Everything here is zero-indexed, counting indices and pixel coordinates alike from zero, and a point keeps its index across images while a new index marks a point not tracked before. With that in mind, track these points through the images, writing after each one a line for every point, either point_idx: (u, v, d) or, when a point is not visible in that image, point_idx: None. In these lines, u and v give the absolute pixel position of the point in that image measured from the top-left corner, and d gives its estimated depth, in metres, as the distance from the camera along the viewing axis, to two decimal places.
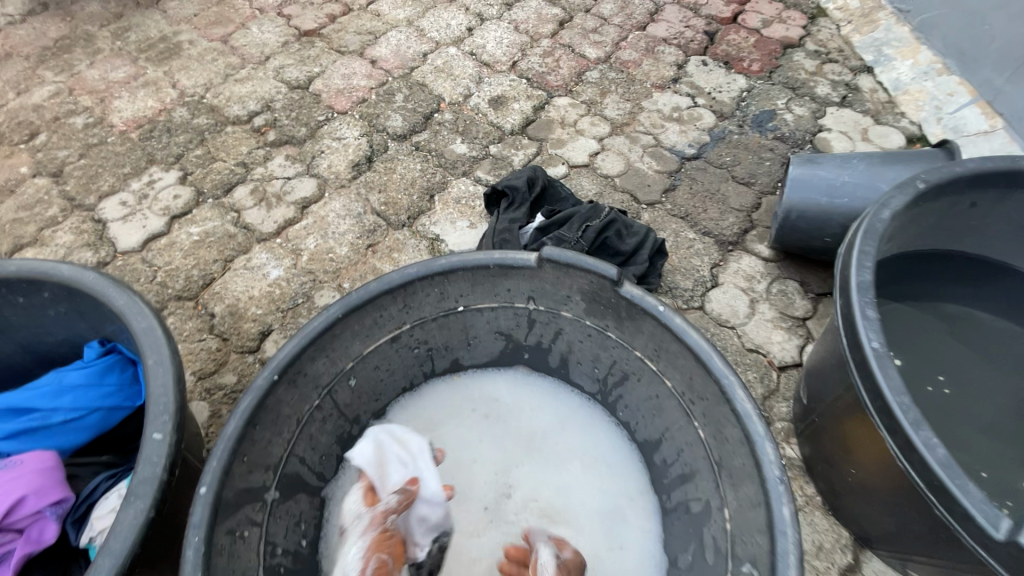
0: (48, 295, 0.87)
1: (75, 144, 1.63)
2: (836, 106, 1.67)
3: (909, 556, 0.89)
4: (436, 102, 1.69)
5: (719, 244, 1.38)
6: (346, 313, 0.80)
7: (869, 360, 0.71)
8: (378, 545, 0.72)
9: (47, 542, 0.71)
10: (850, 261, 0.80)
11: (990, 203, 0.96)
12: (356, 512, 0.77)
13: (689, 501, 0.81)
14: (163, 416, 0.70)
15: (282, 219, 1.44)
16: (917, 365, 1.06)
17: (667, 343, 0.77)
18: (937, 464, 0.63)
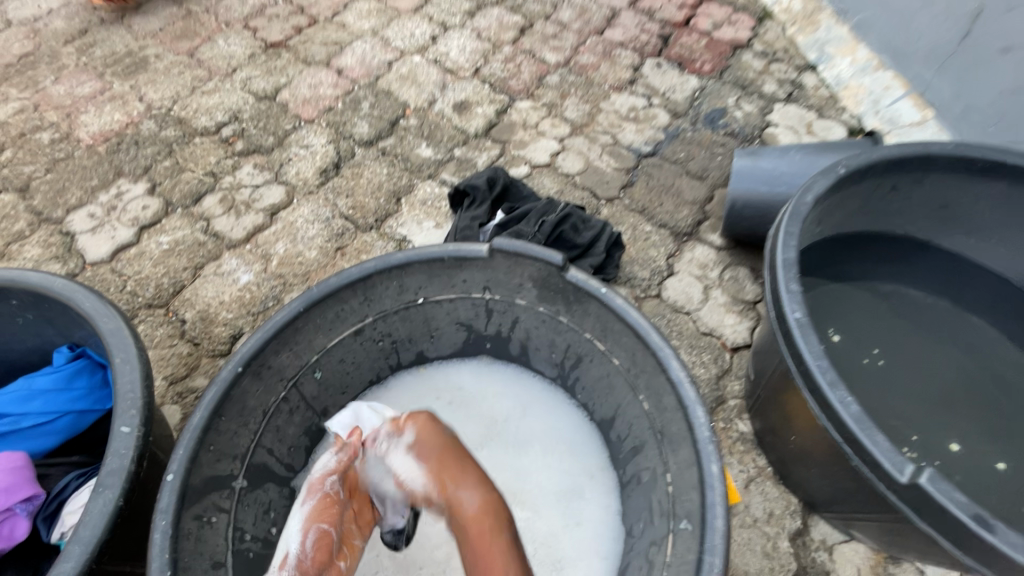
0: (15, 303, 0.90)
1: (41, 159, 1.64)
2: (783, 102, 1.76)
3: (849, 518, 0.95)
4: (402, 109, 1.74)
5: (675, 235, 1.45)
6: (307, 308, 0.83)
7: (793, 329, 0.77)
8: (321, 510, 0.81)
9: (19, 539, 0.74)
10: (777, 242, 0.86)
11: (908, 186, 1.04)
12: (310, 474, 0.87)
13: (640, 472, 0.86)
14: (131, 410, 0.72)
15: (251, 226, 1.47)
16: (855, 340, 1.13)
17: (611, 322, 0.83)
18: (849, 418, 0.68)
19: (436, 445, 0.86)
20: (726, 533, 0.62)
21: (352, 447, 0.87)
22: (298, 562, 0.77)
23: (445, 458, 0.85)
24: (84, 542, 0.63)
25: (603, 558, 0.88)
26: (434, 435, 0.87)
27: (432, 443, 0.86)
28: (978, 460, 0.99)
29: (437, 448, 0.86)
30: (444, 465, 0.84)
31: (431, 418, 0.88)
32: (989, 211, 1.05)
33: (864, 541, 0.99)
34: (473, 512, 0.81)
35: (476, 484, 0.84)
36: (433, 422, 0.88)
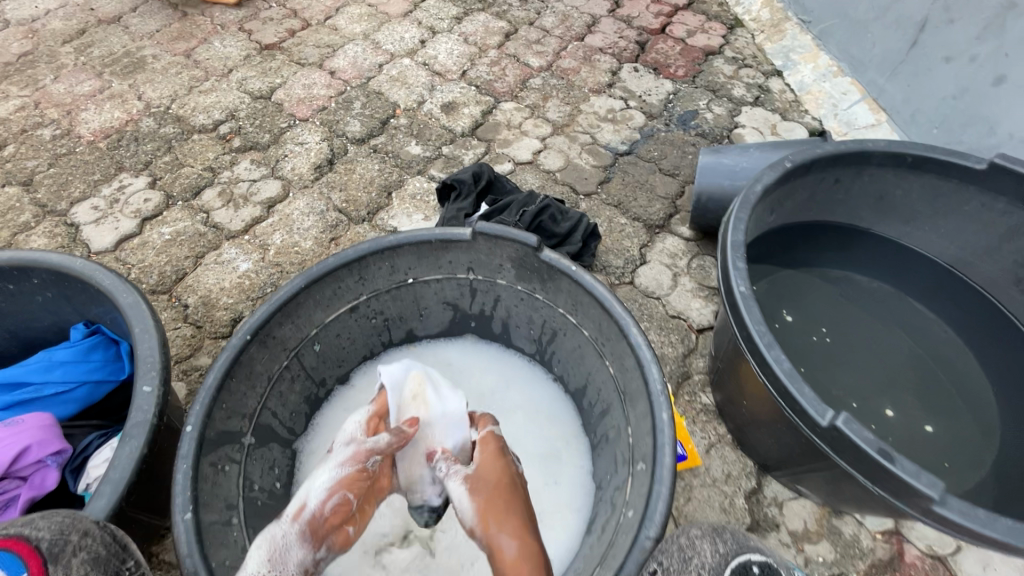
0: (37, 281, 0.98)
1: (44, 154, 1.71)
2: (750, 105, 1.88)
3: (797, 474, 1.07)
4: (392, 109, 1.84)
5: (648, 227, 1.56)
6: (308, 284, 0.92)
7: (738, 301, 0.88)
8: (354, 480, 0.78)
9: (48, 488, 0.86)
10: (728, 226, 0.98)
11: (850, 179, 1.16)
12: (349, 440, 0.85)
13: (608, 431, 0.96)
14: (152, 372, 0.82)
15: (249, 217, 1.56)
16: (806, 320, 1.25)
17: (580, 297, 0.93)
18: (782, 373, 0.80)
19: (497, 474, 0.80)
20: (672, 467, 0.72)
21: (407, 435, 0.85)
22: (314, 519, 0.74)
23: (501, 490, 0.78)
24: (115, 482, 0.75)
25: (578, 512, 0.97)
26: (497, 465, 0.82)
27: (493, 470, 0.81)
28: (911, 424, 1.10)
29: (498, 478, 0.80)
30: (496, 501, 0.76)
31: (498, 449, 0.85)
32: (921, 202, 1.18)
33: (810, 496, 1.10)
34: (510, 560, 0.70)
35: (520, 532, 0.73)
36: (500, 453, 0.84)
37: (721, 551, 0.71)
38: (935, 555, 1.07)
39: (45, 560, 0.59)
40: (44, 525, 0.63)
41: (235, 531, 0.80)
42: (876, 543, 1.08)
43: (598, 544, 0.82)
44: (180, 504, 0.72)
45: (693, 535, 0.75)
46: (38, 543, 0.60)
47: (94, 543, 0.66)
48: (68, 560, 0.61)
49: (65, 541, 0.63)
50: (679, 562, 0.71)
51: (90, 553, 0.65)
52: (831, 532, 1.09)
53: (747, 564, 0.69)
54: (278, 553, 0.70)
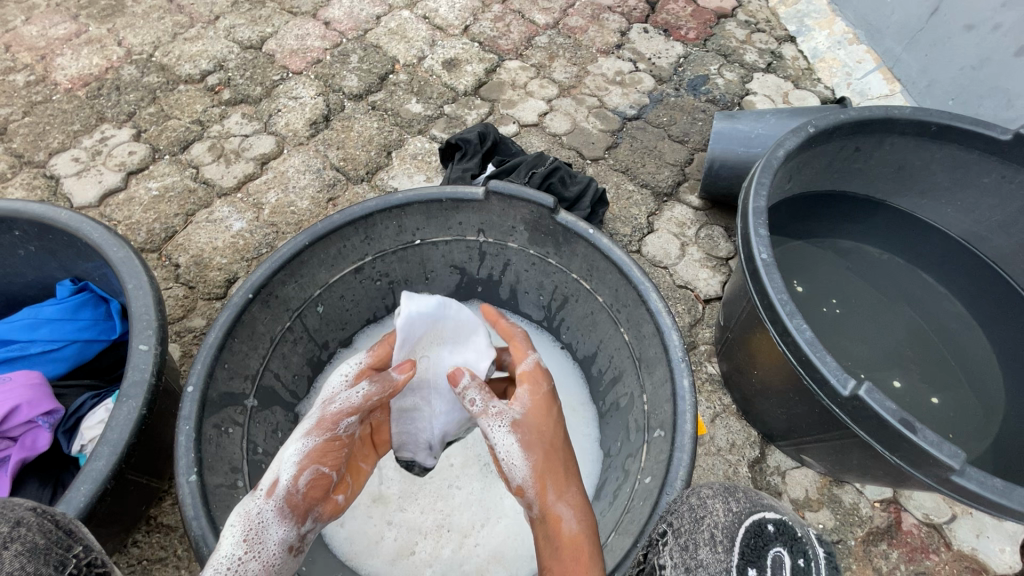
0: (18, 234, 0.92)
1: (18, 102, 1.59)
2: (762, 72, 1.82)
3: (802, 444, 1.07)
4: (391, 64, 1.74)
5: (656, 195, 1.52)
6: (312, 242, 0.87)
7: (759, 269, 0.86)
8: (325, 451, 0.72)
9: (41, 449, 0.82)
10: (750, 191, 0.94)
11: (871, 148, 1.13)
12: (327, 399, 0.77)
13: (619, 398, 0.95)
14: (147, 330, 0.78)
15: (242, 174, 1.48)
16: (816, 291, 1.23)
17: (597, 262, 0.91)
18: (804, 342, 0.79)
19: (545, 431, 0.74)
20: (693, 435, 0.71)
21: (393, 386, 0.77)
22: (290, 496, 0.68)
23: (551, 453, 0.73)
24: (114, 443, 0.72)
25: (585, 479, 0.95)
26: (546, 422, 0.75)
27: (539, 425, 0.74)
28: (916, 397, 1.11)
29: (545, 438, 0.74)
30: (550, 464, 0.72)
31: (548, 396, 0.77)
32: (940, 173, 1.15)
33: (813, 466, 1.11)
34: (570, 535, 0.67)
35: (577, 501, 0.71)
36: (551, 404, 0.77)
37: (734, 509, 0.52)
38: (931, 523, 1.09)
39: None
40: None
41: (241, 494, 0.77)
42: (874, 511, 1.10)
43: (610, 510, 0.83)
44: (184, 467, 0.69)
45: (701, 493, 0.56)
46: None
47: (28, 534, 0.43)
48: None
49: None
50: (689, 524, 0.54)
51: (23, 545, 0.42)
52: (832, 500, 1.11)
53: (761, 523, 0.50)
54: (255, 531, 0.64)
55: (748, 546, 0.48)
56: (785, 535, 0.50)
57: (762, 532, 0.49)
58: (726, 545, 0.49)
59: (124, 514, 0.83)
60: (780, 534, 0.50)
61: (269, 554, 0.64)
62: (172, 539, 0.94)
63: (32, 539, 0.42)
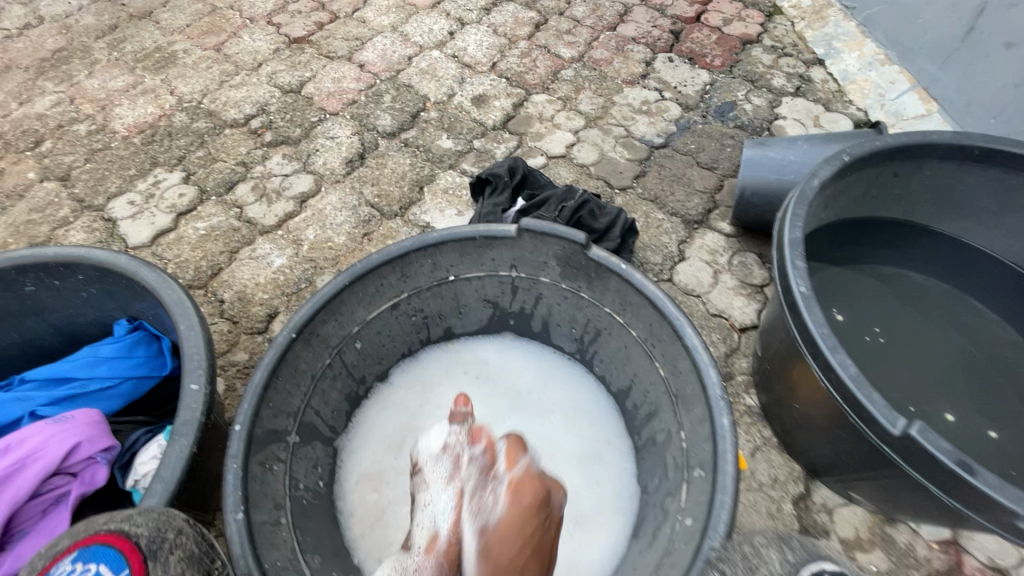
0: (82, 277, 0.99)
1: (80, 149, 1.72)
2: (791, 96, 1.81)
3: (849, 481, 1.02)
4: (422, 102, 1.81)
5: (686, 223, 1.51)
6: (352, 281, 0.91)
7: (798, 301, 0.85)
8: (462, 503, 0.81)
9: (98, 484, 0.86)
10: (785, 222, 0.93)
11: (910, 172, 1.11)
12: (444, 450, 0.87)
13: (654, 434, 0.93)
14: (198, 369, 0.83)
15: (282, 212, 1.55)
16: (858, 319, 1.19)
17: (630, 296, 0.92)
18: (848, 378, 0.76)
19: (512, 544, 0.72)
20: (735, 475, 0.69)
21: (463, 415, 0.90)
22: (449, 549, 0.77)
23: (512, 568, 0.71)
24: (166, 481, 0.75)
25: (622, 516, 0.93)
26: (514, 541, 0.72)
27: (510, 532, 0.73)
28: (973, 431, 1.05)
29: (505, 555, 0.72)
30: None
31: (531, 505, 0.74)
32: (986, 196, 1.11)
33: (862, 503, 1.06)
34: None
35: None
36: (533, 512, 0.74)
37: (790, 560, 0.62)
38: (997, 567, 1.02)
39: (145, 560, 0.61)
40: (140, 521, 0.65)
41: (284, 531, 0.79)
42: (933, 552, 1.03)
43: (649, 552, 0.80)
44: (231, 504, 0.72)
45: (756, 541, 0.66)
46: (139, 540, 0.62)
47: (185, 541, 0.66)
48: (166, 557, 0.63)
49: (161, 539, 0.64)
50: (745, 573, 0.62)
51: (183, 551, 0.65)
52: (886, 541, 1.05)
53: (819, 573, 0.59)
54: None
55: None
56: None
57: None
58: None
59: None
60: None
61: None
62: None
63: (186, 544, 0.66)
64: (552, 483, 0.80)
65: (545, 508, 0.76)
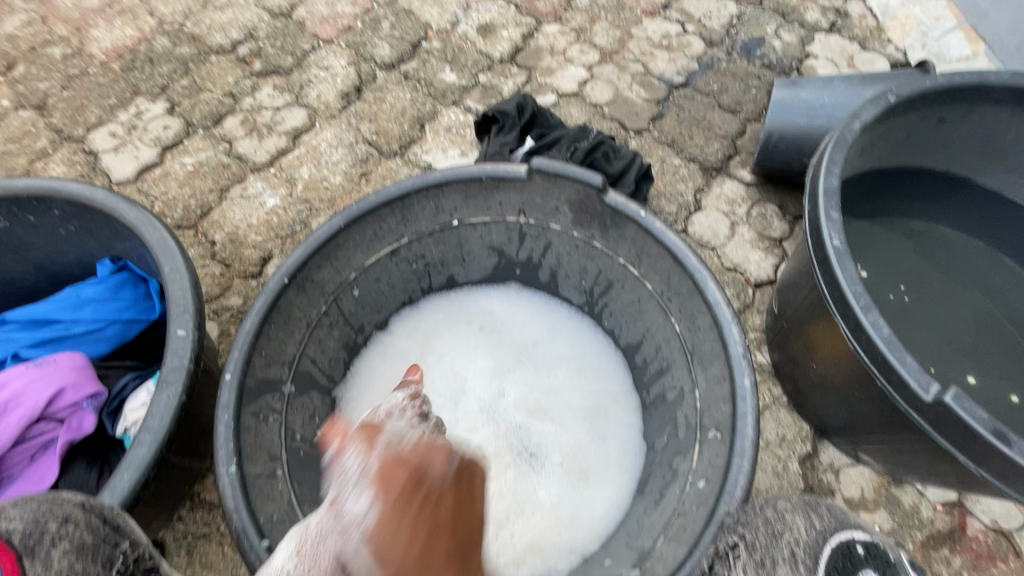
0: (58, 213, 0.92)
1: (55, 75, 1.59)
2: (825, 32, 1.66)
3: (858, 441, 1.00)
4: (423, 30, 1.66)
5: (704, 170, 1.42)
6: (348, 224, 0.85)
7: (830, 257, 0.79)
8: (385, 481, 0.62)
9: (86, 431, 0.85)
10: (820, 169, 0.86)
11: (956, 118, 1.02)
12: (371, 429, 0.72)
13: (665, 391, 0.90)
14: (184, 314, 0.78)
15: (274, 149, 1.46)
16: (884, 276, 1.13)
17: (648, 247, 0.86)
18: (880, 339, 0.72)
19: (399, 540, 0.50)
20: (755, 439, 0.69)
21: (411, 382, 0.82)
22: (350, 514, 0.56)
23: (409, 565, 0.49)
24: (155, 430, 0.73)
25: (627, 472, 0.91)
26: (410, 504, 0.54)
27: (392, 528, 0.51)
28: (993, 393, 1.02)
29: (398, 523, 0.53)
30: (403, 553, 0.50)
31: (403, 494, 0.53)
32: None
33: (870, 464, 1.04)
34: None
35: None
36: (404, 499, 0.53)
37: (818, 527, 0.58)
38: (999, 529, 1.02)
39: (22, 559, 0.45)
40: (16, 513, 0.48)
41: (280, 483, 0.77)
42: (936, 514, 1.03)
43: (656, 510, 0.80)
44: (223, 457, 0.70)
45: (779, 504, 0.62)
46: (11, 537, 0.46)
47: (77, 530, 0.50)
48: (48, 552, 0.46)
49: (41, 533, 0.47)
50: (765, 538, 0.59)
51: (73, 542, 0.49)
52: (890, 501, 1.04)
53: (851, 544, 0.56)
54: (307, 549, 0.53)
55: (834, 566, 0.54)
56: (876, 559, 0.55)
57: (851, 553, 0.55)
58: (807, 564, 0.55)
59: (170, 496, 0.84)
60: (871, 557, 0.55)
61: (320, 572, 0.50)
62: (214, 516, 0.95)
63: (79, 535, 0.50)
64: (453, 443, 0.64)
65: (448, 463, 0.60)
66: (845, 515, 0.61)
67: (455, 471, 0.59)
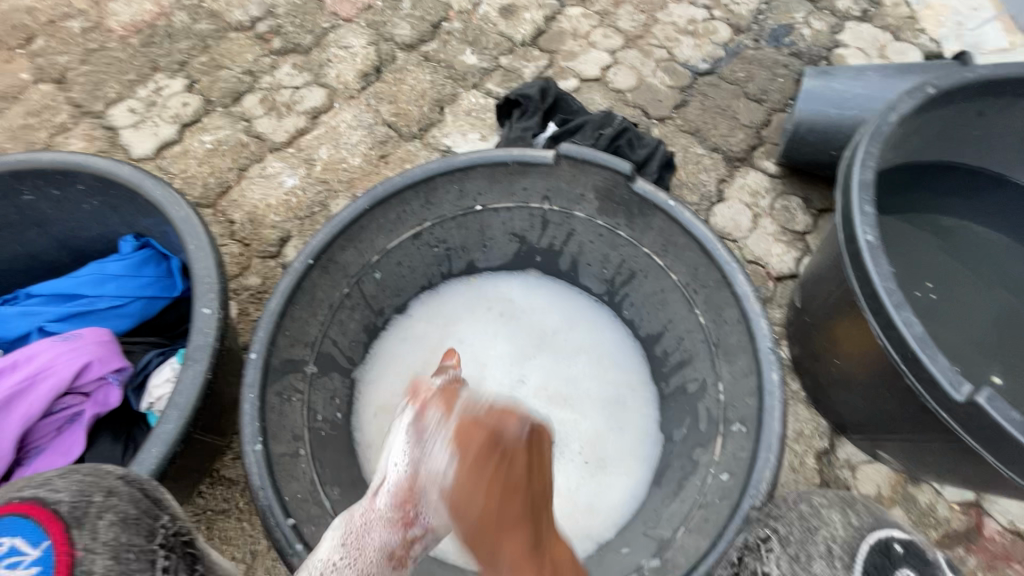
0: (82, 188, 0.92)
1: (75, 49, 1.58)
2: (856, 21, 1.61)
3: (877, 438, 0.99)
4: (444, 10, 1.63)
5: (728, 160, 1.40)
6: (373, 206, 0.84)
7: (862, 252, 0.77)
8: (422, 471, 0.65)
9: (112, 405, 0.86)
10: (854, 161, 0.84)
11: (996, 112, 0.99)
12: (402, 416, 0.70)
13: (686, 382, 0.89)
14: (209, 293, 0.79)
15: (293, 129, 1.45)
16: (910, 272, 1.11)
17: (675, 237, 0.84)
18: (912, 337, 0.71)
19: (480, 492, 0.57)
20: (782, 434, 0.68)
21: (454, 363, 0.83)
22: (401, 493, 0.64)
23: (488, 514, 0.57)
24: (181, 407, 0.73)
25: (645, 461, 0.91)
26: (478, 488, 0.57)
27: (469, 487, 0.58)
28: (1018, 394, 1.00)
29: (472, 506, 0.58)
30: (482, 534, 0.58)
31: (482, 456, 0.58)
32: None
33: (888, 462, 1.04)
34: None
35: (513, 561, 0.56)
36: (483, 461, 0.58)
37: (854, 524, 0.57)
38: (1017, 530, 1.01)
39: (69, 528, 0.44)
40: (61, 485, 0.47)
41: (303, 462, 0.78)
42: (953, 513, 1.02)
43: (676, 501, 0.80)
44: (249, 435, 0.71)
45: (813, 501, 0.60)
46: (57, 508, 0.45)
47: (120, 503, 0.49)
48: (96, 523, 0.46)
49: (87, 504, 0.47)
50: (801, 534, 0.57)
51: (117, 514, 0.48)
52: (906, 499, 1.04)
53: (890, 543, 0.55)
54: (357, 534, 0.64)
55: (873, 565, 0.54)
56: (914, 557, 0.55)
57: (890, 552, 0.55)
58: (844, 561, 0.54)
59: (192, 471, 0.86)
60: (907, 555, 0.55)
61: (370, 558, 0.62)
62: (233, 492, 0.97)
63: (122, 507, 0.49)
64: (502, 413, 0.62)
65: (499, 447, 0.59)
66: (877, 511, 0.60)
67: (529, 433, 0.60)
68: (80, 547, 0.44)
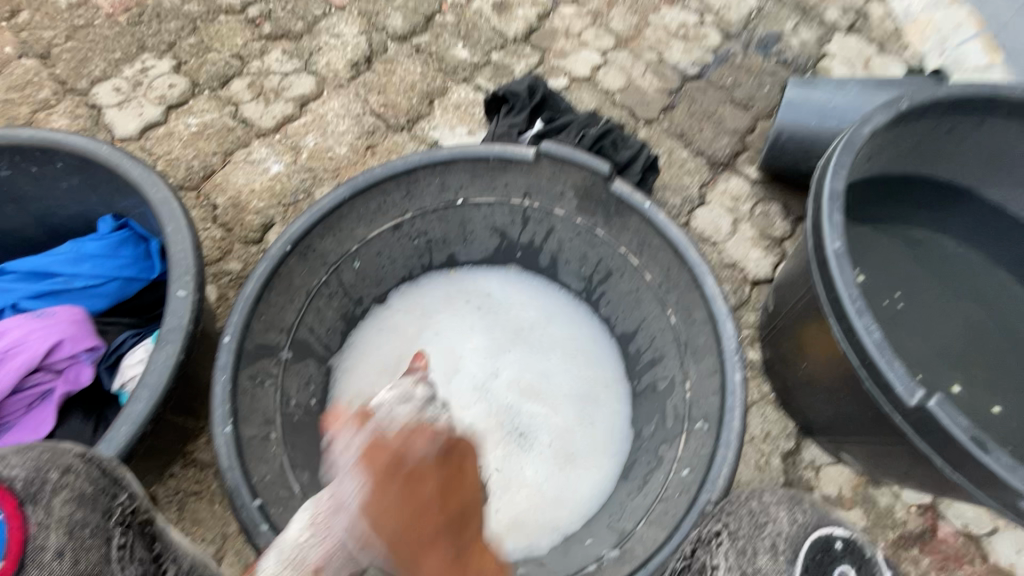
0: (61, 165, 0.91)
1: (60, 25, 1.56)
2: (843, 33, 1.64)
3: (840, 440, 1.02)
4: (438, 3, 1.63)
5: (711, 165, 1.42)
6: (353, 195, 0.85)
7: (829, 259, 0.79)
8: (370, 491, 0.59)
9: (83, 384, 0.86)
10: (826, 170, 0.86)
11: (968, 128, 1.02)
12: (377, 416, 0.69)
13: (656, 380, 0.91)
14: (186, 275, 0.79)
15: (280, 115, 1.44)
16: (879, 281, 1.14)
17: (650, 238, 0.86)
18: (871, 343, 0.74)
19: (391, 512, 0.56)
20: (740, 432, 0.71)
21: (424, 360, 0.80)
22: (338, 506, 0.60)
23: (402, 532, 0.56)
24: (153, 387, 0.74)
25: (613, 456, 0.93)
26: (388, 507, 0.56)
27: (384, 500, 0.56)
28: (976, 404, 1.03)
29: (384, 526, 0.56)
30: (395, 552, 0.55)
31: (386, 473, 0.58)
32: None
33: (850, 464, 1.07)
34: None
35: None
36: (389, 479, 0.58)
37: (799, 521, 0.58)
38: (969, 533, 1.05)
39: (23, 505, 0.45)
40: (17, 462, 0.47)
41: (274, 447, 0.79)
42: (909, 516, 1.05)
43: (639, 496, 0.82)
44: (219, 417, 0.71)
45: (762, 498, 0.62)
46: (12, 485, 0.46)
47: (78, 480, 0.49)
48: (50, 500, 0.46)
49: (42, 481, 0.47)
50: (748, 527, 0.59)
51: (73, 492, 0.48)
52: (866, 501, 1.07)
53: (830, 539, 0.56)
54: (324, 516, 0.59)
55: (812, 560, 0.55)
56: (853, 554, 0.56)
57: (830, 548, 0.56)
58: (787, 556, 0.55)
59: (164, 453, 0.86)
60: (848, 552, 0.56)
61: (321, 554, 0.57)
62: (206, 475, 0.97)
63: (80, 484, 0.49)
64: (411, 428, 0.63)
65: (408, 459, 0.59)
66: (826, 511, 0.61)
67: (440, 447, 0.62)
68: (32, 523, 0.44)
